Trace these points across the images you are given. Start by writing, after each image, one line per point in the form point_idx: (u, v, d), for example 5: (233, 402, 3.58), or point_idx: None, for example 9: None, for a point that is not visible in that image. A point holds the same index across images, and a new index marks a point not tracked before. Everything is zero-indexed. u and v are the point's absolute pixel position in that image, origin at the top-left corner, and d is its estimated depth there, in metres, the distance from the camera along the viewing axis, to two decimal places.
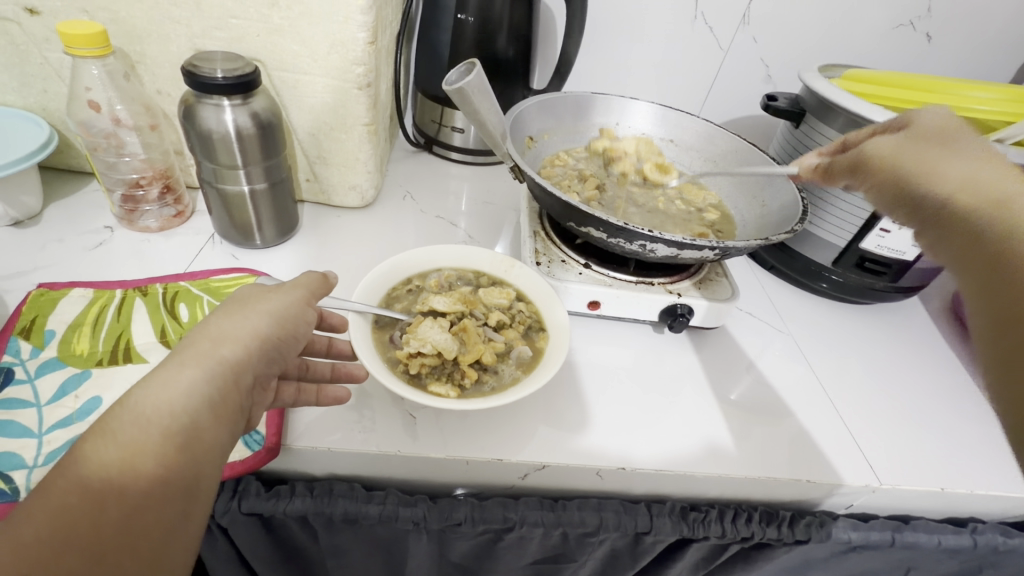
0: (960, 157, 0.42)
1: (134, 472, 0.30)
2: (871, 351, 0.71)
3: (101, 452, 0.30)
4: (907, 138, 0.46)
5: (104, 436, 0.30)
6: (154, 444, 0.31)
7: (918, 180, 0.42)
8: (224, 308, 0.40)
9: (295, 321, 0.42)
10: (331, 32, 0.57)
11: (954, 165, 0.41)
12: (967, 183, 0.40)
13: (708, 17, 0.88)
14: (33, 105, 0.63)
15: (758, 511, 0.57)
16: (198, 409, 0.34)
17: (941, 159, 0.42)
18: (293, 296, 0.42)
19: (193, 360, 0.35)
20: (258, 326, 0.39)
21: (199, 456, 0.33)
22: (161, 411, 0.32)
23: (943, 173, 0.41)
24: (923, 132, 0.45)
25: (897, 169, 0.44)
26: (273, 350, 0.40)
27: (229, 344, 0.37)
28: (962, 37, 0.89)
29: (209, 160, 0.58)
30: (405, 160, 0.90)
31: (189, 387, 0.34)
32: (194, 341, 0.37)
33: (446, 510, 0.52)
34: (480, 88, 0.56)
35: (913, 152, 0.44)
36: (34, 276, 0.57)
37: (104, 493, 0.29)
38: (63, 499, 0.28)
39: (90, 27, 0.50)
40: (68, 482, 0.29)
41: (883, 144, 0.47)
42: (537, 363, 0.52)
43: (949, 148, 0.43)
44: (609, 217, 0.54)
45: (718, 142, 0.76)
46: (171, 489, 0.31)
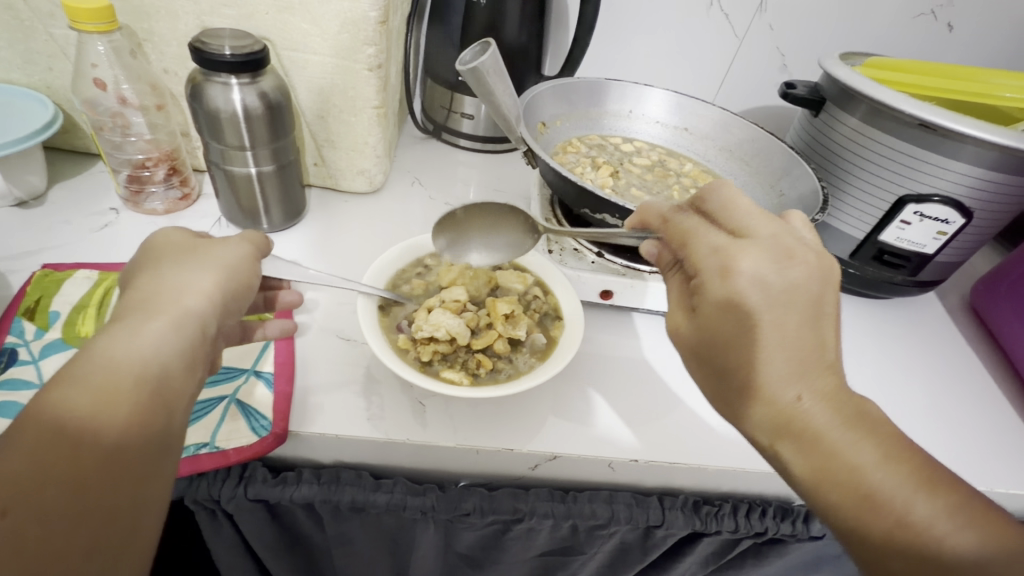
0: (786, 322, 0.34)
1: (111, 417, 0.29)
2: (888, 346, 0.69)
3: (72, 399, 0.29)
4: (734, 245, 0.36)
5: (73, 383, 0.29)
6: (130, 389, 0.30)
7: (735, 345, 0.35)
8: (172, 257, 0.38)
9: (252, 272, 0.41)
10: (341, 10, 0.55)
11: (773, 349, 0.34)
12: (822, 411, 0.33)
13: (724, 3, 0.86)
14: (38, 83, 0.62)
15: (772, 506, 0.56)
16: (170, 356, 0.33)
17: (768, 336, 0.34)
18: (244, 249, 0.41)
19: (159, 309, 0.34)
20: (219, 276, 0.38)
21: (174, 401, 0.32)
22: (133, 358, 0.31)
23: (762, 327, 0.34)
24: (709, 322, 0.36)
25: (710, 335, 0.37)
26: (237, 298, 0.39)
27: (193, 292, 0.36)
28: (985, 27, 0.86)
29: (217, 141, 0.57)
30: (413, 146, 0.88)
31: (160, 334, 0.33)
32: (153, 291, 0.36)
33: (454, 500, 0.51)
34: (495, 69, 0.54)
35: (701, 343, 0.38)
36: (39, 257, 0.56)
37: (80, 438, 0.28)
38: (34, 445, 0.27)
39: (95, 1, 0.49)
40: (40, 430, 0.27)
41: (709, 255, 0.37)
42: (551, 352, 0.50)
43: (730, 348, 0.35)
44: (626, 204, 0.53)
45: (734, 131, 0.74)
46: (149, 434, 0.30)
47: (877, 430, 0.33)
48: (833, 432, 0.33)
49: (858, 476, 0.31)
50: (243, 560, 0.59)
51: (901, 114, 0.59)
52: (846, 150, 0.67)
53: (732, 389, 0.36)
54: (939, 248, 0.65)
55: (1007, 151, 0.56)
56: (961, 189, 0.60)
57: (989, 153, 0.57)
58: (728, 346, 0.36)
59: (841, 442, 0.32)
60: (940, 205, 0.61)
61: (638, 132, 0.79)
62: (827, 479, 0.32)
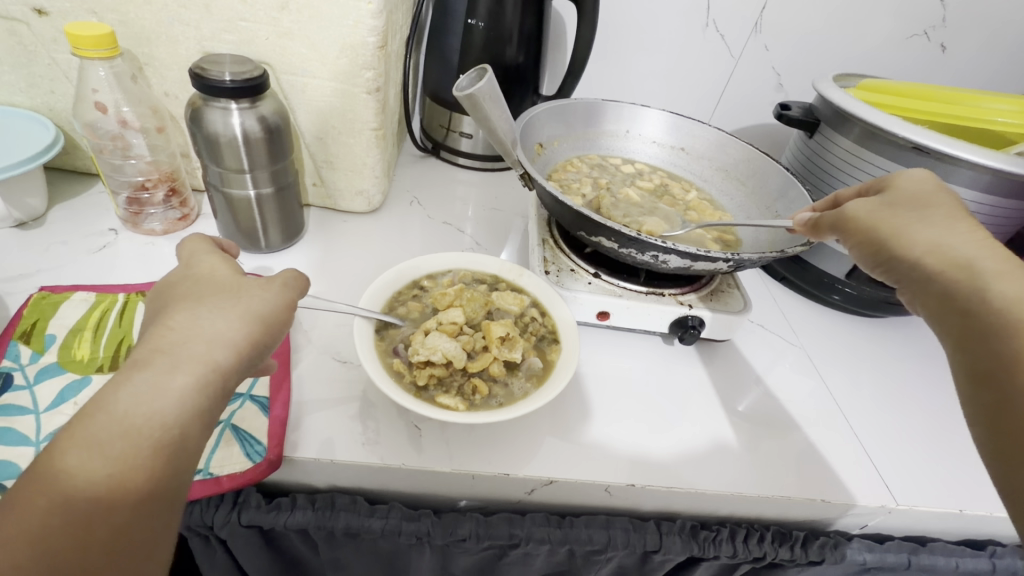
0: (944, 222, 0.40)
1: (122, 490, 0.29)
2: (885, 366, 0.69)
3: (85, 469, 0.28)
4: (883, 203, 0.43)
5: (88, 448, 0.29)
6: (143, 459, 0.30)
7: (889, 242, 0.41)
8: (208, 299, 0.38)
9: (283, 322, 0.40)
10: (341, 35, 0.56)
11: (915, 231, 0.40)
12: (952, 254, 0.38)
13: (719, 25, 0.87)
14: (40, 106, 0.62)
15: (771, 530, 0.55)
16: (187, 419, 0.32)
17: (911, 224, 0.41)
18: (280, 297, 0.41)
19: (185, 364, 0.33)
20: (248, 330, 0.37)
21: (183, 468, 0.31)
22: (151, 422, 0.31)
23: (913, 234, 0.40)
24: (897, 197, 0.43)
25: (881, 257, 0.41)
26: (261, 349, 0.38)
27: (222, 346, 0.36)
28: (977, 48, 0.88)
29: (215, 164, 0.57)
30: (412, 165, 0.89)
31: (181, 394, 0.32)
32: (185, 340, 0.35)
33: (450, 525, 0.51)
34: (491, 95, 0.55)
35: (891, 210, 0.42)
36: (37, 279, 0.56)
37: (91, 515, 0.28)
38: (43, 522, 0.27)
39: (98, 29, 0.50)
40: (50, 502, 0.28)
41: (859, 214, 0.44)
42: (547, 376, 0.50)
43: (923, 213, 0.41)
44: (621, 227, 0.53)
45: (730, 151, 0.75)
46: (156, 505, 0.30)
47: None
48: (964, 268, 0.37)
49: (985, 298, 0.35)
50: None
51: (895, 138, 0.60)
52: (841, 171, 0.68)
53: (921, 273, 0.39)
54: None
55: (1001, 175, 0.57)
56: None
57: (983, 176, 0.57)
58: (905, 232, 0.40)
59: (977, 279, 0.36)
60: None
61: (635, 152, 0.79)
62: (977, 311, 0.35)
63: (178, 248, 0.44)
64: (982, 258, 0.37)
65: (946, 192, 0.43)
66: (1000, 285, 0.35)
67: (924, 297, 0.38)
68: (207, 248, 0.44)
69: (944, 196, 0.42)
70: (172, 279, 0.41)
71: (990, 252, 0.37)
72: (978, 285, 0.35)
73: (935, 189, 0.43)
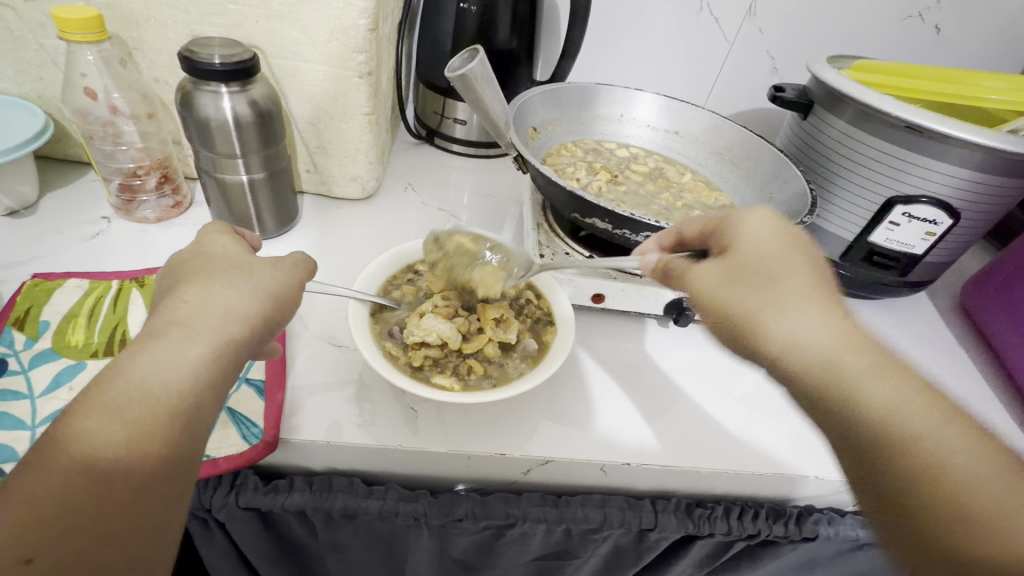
0: (801, 305, 0.37)
1: (140, 453, 0.29)
2: (878, 346, 0.70)
3: (103, 433, 0.29)
4: (725, 276, 0.39)
5: (108, 412, 0.29)
6: (160, 425, 0.31)
7: (748, 329, 0.38)
8: (221, 275, 0.39)
9: (293, 301, 0.41)
10: (331, 17, 0.56)
11: (786, 298, 0.37)
12: (837, 372, 0.34)
13: (714, 8, 0.86)
14: (29, 93, 0.62)
15: (765, 507, 0.56)
16: (203, 387, 0.33)
17: (763, 315, 0.37)
18: (292, 276, 0.42)
19: (200, 334, 0.34)
20: (261, 306, 0.38)
21: (201, 433, 0.32)
22: (169, 388, 0.31)
23: (768, 326, 0.37)
24: (732, 267, 0.39)
25: (722, 316, 0.39)
26: (272, 325, 0.39)
27: (236, 319, 0.36)
28: (971, 29, 0.87)
29: (208, 149, 0.57)
30: (406, 152, 0.89)
31: (198, 363, 0.33)
32: (200, 311, 0.35)
33: (446, 506, 0.51)
34: (484, 75, 0.55)
35: (725, 289, 0.39)
36: (30, 267, 0.56)
37: (111, 475, 0.29)
38: (64, 479, 0.28)
39: (85, 11, 0.49)
40: (69, 463, 0.28)
41: (706, 291, 0.40)
42: (542, 357, 0.50)
43: (767, 287, 0.37)
44: (614, 208, 0.53)
45: (724, 134, 0.74)
46: (173, 470, 0.31)
47: (973, 436, 0.32)
48: (823, 373, 0.34)
49: (859, 436, 0.33)
50: (236, 569, 0.58)
51: (888, 117, 0.60)
52: (834, 152, 0.68)
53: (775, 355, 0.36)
54: (927, 248, 0.66)
55: (992, 152, 0.57)
56: (948, 190, 0.61)
57: (974, 154, 0.58)
58: (751, 298, 0.38)
59: (843, 387, 0.34)
60: (928, 205, 0.62)
61: (629, 136, 0.79)
62: (892, 443, 0.32)
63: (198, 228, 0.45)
64: (841, 361, 0.34)
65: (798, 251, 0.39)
66: (955, 457, 0.31)
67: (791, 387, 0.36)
68: (225, 230, 0.45)
69: (773, 275, 0.38)
70: (185, 255, 0.42)
71: (891, 390, 0.33)
72: (882, 414, 0.33)
73: (785, 247, 0.39)
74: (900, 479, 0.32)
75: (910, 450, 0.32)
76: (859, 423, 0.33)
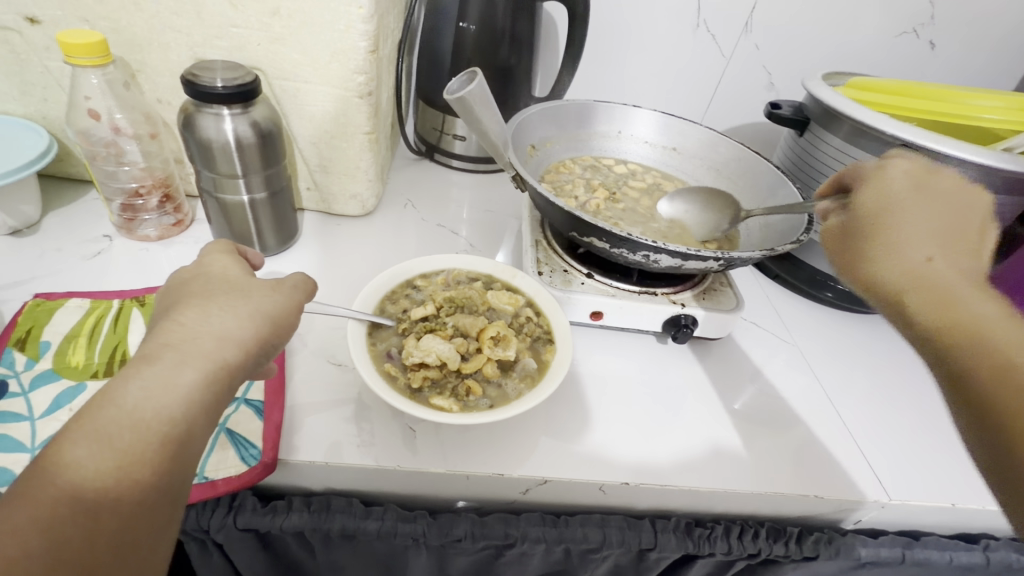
0: (917, 224, 0.40)
1: (128, 483, 0.30)
2: (877, 361, 0.70)
3: (93, 462, 0.29)
4: (848, 222, 0.43)
5: (99, 440, 0.29)
6: (150, 454, 0.31)
7: (851, 266, 0.41)
8: (219, 298, 0.39)
9: (290, 324, 0.42)
10: (332, 40, 0.57)
11: (877, 248, 0.40)
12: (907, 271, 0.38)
13: (710, 25, 0.87)
14: (34, 114, 0.63)
15: (765, 527, 0.56)
16: (194, 415, 0.33)
17: (869, 248, 0.40)
18: (289, 299, 0.42)
19: (192, 360, 0.34)
20: (256, 330, 0.38)
21: (191, 460, 0.33)
22: (161, 416, 0.32)
23: (869, 257, 0.40)
24: (860, 209, 0.43)
25: (839, 254, 0.43)
26: (265, 350, 0.39)
27: (231, 345, 0.36)
28: (965, 45, 0.88)
29: (209, 169, 0.57)
30: (406, 168, 0.89)
31: (190, 390, 0.33)
32: (194, 337, 0.36)
33: (445, 526, 0.51)
34: (482, 97, 0.56)
35: (850, 229, 0.43)
36: (32, 286, 0.57)
37: (100, 504, 0.29)
38: (50, 510, 0.27)
39: (90, 36, 0.50)
40: (56, 493, 0.28)
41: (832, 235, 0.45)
42: (541, 376, 0.50)
43: (878, 227, 0.40)
44: (612, 228, 0.53)
45: (722, 150, 0.75)
46: (162, 498, 0.31)
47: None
48: (903, 284, 0.37)
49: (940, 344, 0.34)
50: None
51: (884, 135, 0.60)
52: (830, 169, 0.68)
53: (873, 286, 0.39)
54: None
55: (987, 171, 0.57)
56: None
57: (969, 172, 0.58)
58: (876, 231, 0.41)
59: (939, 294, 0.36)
60: None
61: (627, 153, 0.80)
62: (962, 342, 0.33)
63: (202, 249, 0.46)
64: (934, 281, 0.36)
65: (914, 191, 0.41)
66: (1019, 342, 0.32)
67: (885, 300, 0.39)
68: (224, 250, 0.45)
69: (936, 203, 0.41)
70: (184, 276, 0.42)
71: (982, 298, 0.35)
72: (951, 333, 0.34)
73: (916, 187, 0.42)
74: (972, 365, 0.32)
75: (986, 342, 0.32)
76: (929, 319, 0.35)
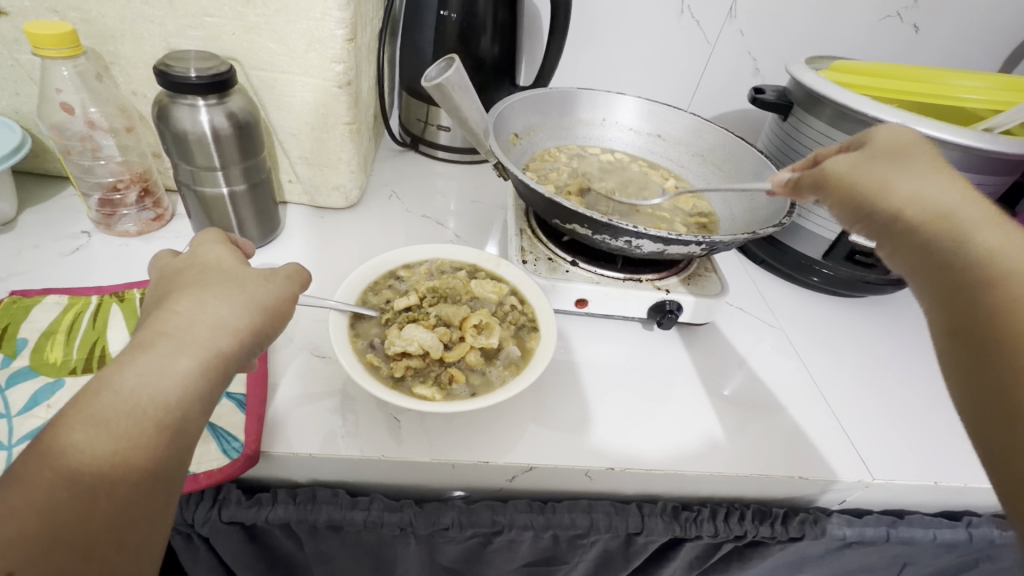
0: (924, 172, 0.39)
1: (125, 468, 0.29)
2: (862, 343, 0.70)
3: (91, 446, 0.29)
4: (864, 156, 0.42)
5: (96, 424, 0.29)
6: (147, 439, 0.30)
7: (871, 193, 0.40)
8: (215, 286, 0.39)
9: (284, 314, 0.41)
10: (309, 29, 0.56)
11: (902, 179, 0.39)
12: (919, 215, 0.37)
13: (695, 10, 0.87)
14: (6, 109, 0.62)
15: (751, 509, 0.56)
16: (190, 401, 0.33)
17: (896, 177, 0.39)
18: (284, 289, 0.42)
19: (189, 348, 0.34)
20: (252, 319, 0.38)
21: (186, 447, 0.32)
22: (156, 402, 0.31)
23: (896, 185, 0.39)
24: (879, 148, 0.42)
25: (850, 186, 0.41)
26: (261, 339, 0.39)
27: (226, 333, 0.36)
28: (948, 28, 0.88)
29: (187, 162, 0.57)
30: (391, 160, 0.89)
31: (186, 377, 0.33)
32: (190, 324, 0.35)
33: (433, 515, 0.51)
34: (460, 84, 0.55)
35: (865, 163, 0.42)
36: (8, 283, 0.56)
37: (98, 487, 0.28)
38: (47, 492, 0.27)
39: (59, 27, 0.49)
40: (52, 475, 0.28)
41: (843, 168, 0.42)
42: (525, 364, 0.50)
43: (902, 163, 0.40)
44: (594, 214, 0.53)
45: (705, 136, 0.74)
46: (158, 482, 0.31)
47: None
48: (932, 208, 0.37)
49: (972, 261, 0.33)
50: None
51: (865, 117, 0.60)
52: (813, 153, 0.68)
53: (891, 217, 0.38)
54: None
55: (967, 151, 0.58)
56: None
57: (950, 153, 0.58)
58: (882, 185, 0.40)
59: (958, 228, 0.35)
60: None
61: (612, 140, 0.80)
62: (989, 276, 0.32)
63: (193, 238, 0.45)
64: (960, 209, 0.36)
65: (925, 144, 0.43)
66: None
67: (903, 248, 0.37)
68: (218, 239, 0.45)
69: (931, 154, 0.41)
70: (178, 264, 0.42)
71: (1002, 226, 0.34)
72: (987, 251, 0.33)
73: (911, 143, 0.42)
74: (1000, 283, 0.32)
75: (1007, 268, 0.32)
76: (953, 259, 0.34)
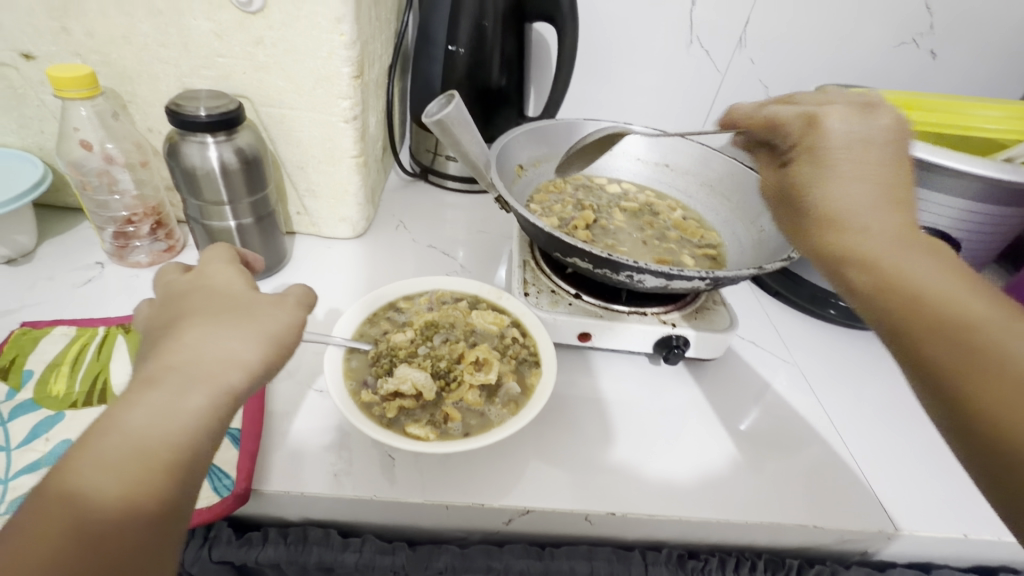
0: (866, 194, 0.36)
1: (135, 513, 0.28)
2: (883, 382, 0.67)
3: (101, 491, 0.28)
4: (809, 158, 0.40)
5: (102, 469, 0.28)
6: (157, 482, 0.29)
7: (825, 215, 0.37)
8: (224, 318, 0.37)
9: (294, 344, 0.40)
10: (316, 67, 0.57)
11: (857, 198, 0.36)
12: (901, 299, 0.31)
13: (704, 41, 0.87)
14: (31, 146, 0.64)
15: (762, 559, 0.53)
16: (200, 440, 0.32)
17: (839, 192, 0.37)
18: (296, 315, 0.40)
19: (198, 385, 0.33)
20: (264, 351, 0.37)
21: (195, 486, 0.31)
22: (166, 444, 0.30)
23: (838, 216, 0.36)
24: (813, 145, 0.39)
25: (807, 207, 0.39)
26: (272, 369, 0.38)
27: (237, 367, 0.35)
28: (968, 52, 0.86)
29: (195, 198, 0.58)
30: (400, 190, 0.90)
31: (195, 416, 0.32)
32: (199, 359, 0.34)
33: (425, 559, 0.50)
34: (461, 119, 0.56)
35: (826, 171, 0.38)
36: (20, 315, 0.57)
37: (107, 537, 0.27)
38: (54, 545, 0.26)
39: (79, 70, 0.51)
40: (62, 528, 0.26)
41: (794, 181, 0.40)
42: (524, 401, 0.49)
43: (848, 167, 0.37)
44: (594, 249, 0.52)
45: (714, 165, 0.73)
46: (168, 525, 0.29)
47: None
48: (873, 240, 0.34)
49: (928, 308, 0.30)
50: None
51: None
52: None
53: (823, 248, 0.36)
54: None
55: (988, 182, 0.55)
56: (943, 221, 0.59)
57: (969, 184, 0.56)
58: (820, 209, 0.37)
59: (894, 272, 0.32)
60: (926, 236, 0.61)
61: (618, 170, 0.79)
62: (963, 325, 0.29)
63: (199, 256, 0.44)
64: (898, 251, 0.33)
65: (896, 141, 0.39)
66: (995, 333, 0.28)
67: (852, 276, 0.34)
68: (221, 259, 0.44)
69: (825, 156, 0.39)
70: (182, 288, 0.41)
71: (984, 302, 0.29)
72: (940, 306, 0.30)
73: (856, 144, 0.38)
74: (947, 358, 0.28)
75: (1017, 388, 0.26)
76: (938, 361, 0.28)
